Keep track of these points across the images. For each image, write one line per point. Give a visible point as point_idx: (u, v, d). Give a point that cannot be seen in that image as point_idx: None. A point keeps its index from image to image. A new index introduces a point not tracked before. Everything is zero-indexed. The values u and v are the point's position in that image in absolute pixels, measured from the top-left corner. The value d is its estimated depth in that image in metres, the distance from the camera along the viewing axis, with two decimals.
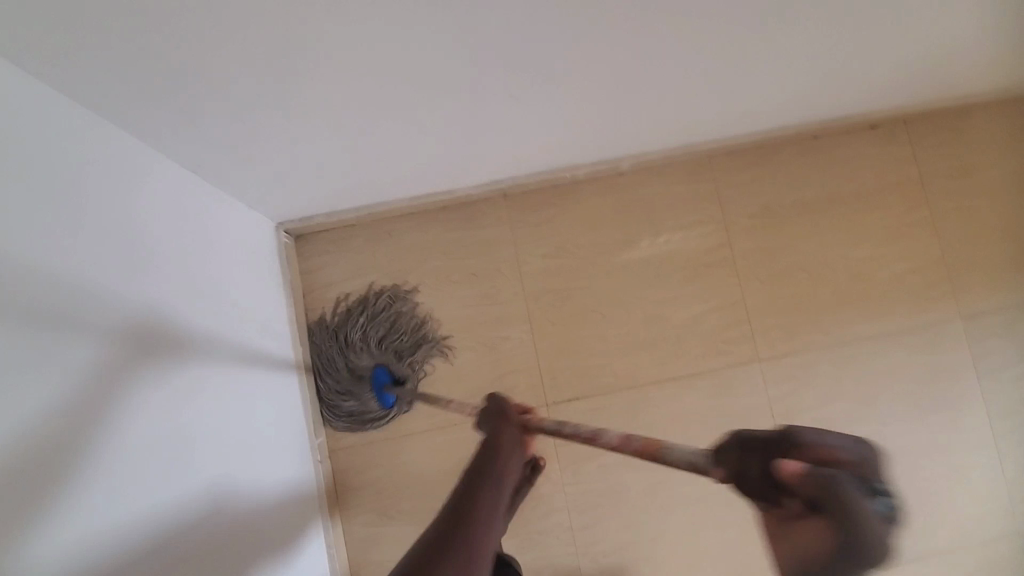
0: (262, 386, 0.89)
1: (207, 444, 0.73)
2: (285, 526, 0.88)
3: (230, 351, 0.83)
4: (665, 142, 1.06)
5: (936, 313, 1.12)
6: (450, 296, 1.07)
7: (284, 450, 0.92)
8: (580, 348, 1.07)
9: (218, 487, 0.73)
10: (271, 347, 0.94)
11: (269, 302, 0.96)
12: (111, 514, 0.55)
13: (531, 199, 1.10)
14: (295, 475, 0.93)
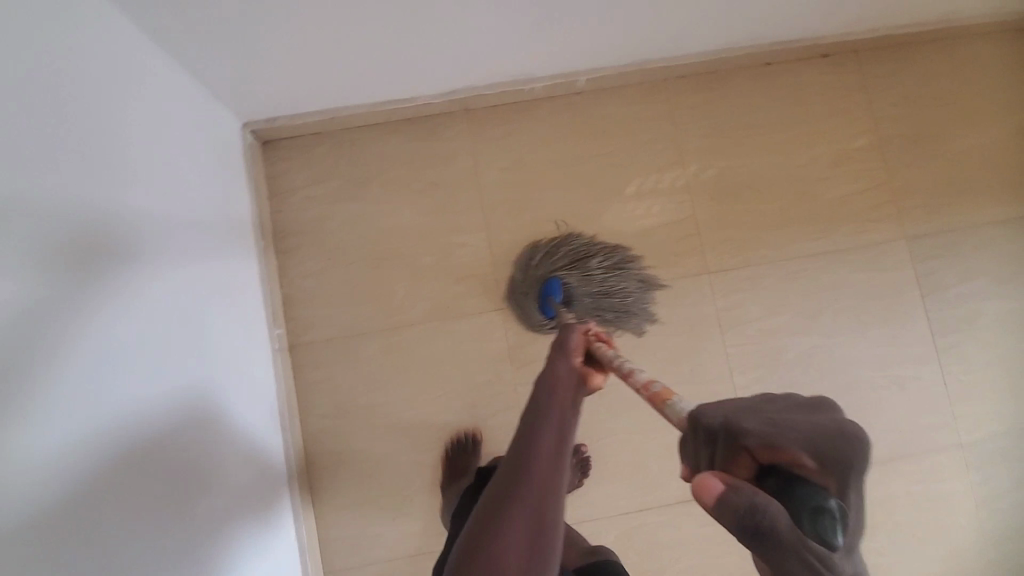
0: (225, 310, 0.90)
1: (175, 383, 0.73)
2: (248, 441, 0.92)
3: (198, 275, 0.83)
4: (618, 60, 1.10)
5: (878, 233, 1.16)
6: (410, 204, 1.12)
7: (242, 373, 0.93)
8: (533, 257, 1.13)
9: (186, 409, 0.75)
10: (231, 262, 0.95)
11: (228, 214, 0.97)
12: (90, 422, 0.57)
13: (491, 115, 1.15)
14: (254, 392, 0.96)
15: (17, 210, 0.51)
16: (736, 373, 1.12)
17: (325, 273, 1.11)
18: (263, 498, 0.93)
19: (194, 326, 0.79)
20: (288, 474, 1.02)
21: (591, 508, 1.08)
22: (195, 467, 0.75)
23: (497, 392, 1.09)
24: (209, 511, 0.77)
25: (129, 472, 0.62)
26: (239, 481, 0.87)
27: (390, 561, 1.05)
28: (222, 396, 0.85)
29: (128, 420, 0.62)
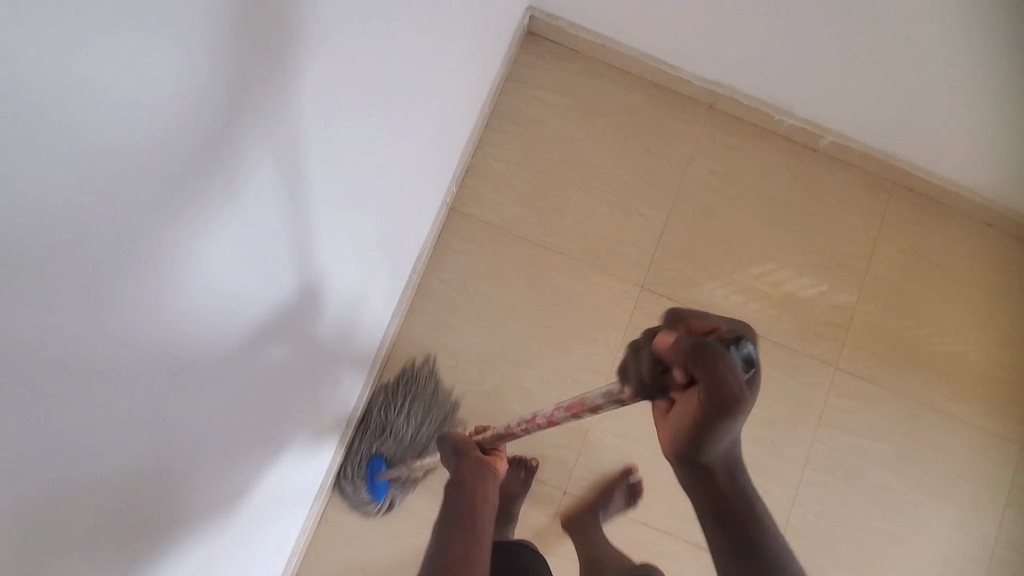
0: (360, 333, 0.93)
1: (314, 309, 0.72)
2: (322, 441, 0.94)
3: (358, 296, 0.87)
4: (871, 140, 1.11)
5: (1002, 426, 1.14)
6: (617, 153, 1.15)
7: (380, 274, 0.93)
8: (694, 260, 1.14)
9: (288, 417, 0.76)
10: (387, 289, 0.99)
11: (412, 242, 1.01)
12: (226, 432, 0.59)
13: (730, 121, 1.17)
14: (351, 386, 0.97)
15: (277, 248, 0.56)
16: (811, 469, 1.10)
17: (516, 167, 1.14)
18: (352, 381, 0.97)
19: (359, 240, 0.78)
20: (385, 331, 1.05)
21: (617, 501, 1.08)
22: (307, 367, 0.77)
23: (595, 355, 1.11)
24: (302, 405, 0.80)
25: (257, 377, 0.62)
26: (303, 470, 0.90)
27: None
28: (331, 368, 0.87)
29: (280, 320, 0.63)
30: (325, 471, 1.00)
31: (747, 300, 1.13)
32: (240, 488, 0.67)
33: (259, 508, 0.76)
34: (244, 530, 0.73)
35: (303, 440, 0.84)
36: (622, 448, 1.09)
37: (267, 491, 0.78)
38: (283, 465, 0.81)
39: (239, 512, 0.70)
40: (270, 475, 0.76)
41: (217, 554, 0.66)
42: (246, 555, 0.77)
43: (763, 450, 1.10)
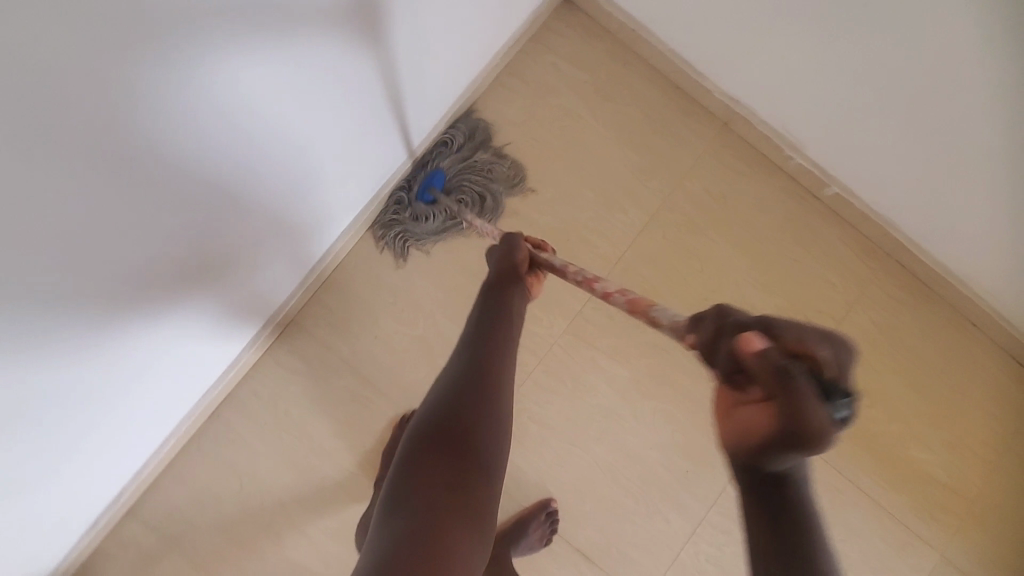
0: (323, 214, 0.93)
1: (289, 132, 0.74)
2: (249, 302, 0.92)
3: (334, 170, 0.88)
4: (873, 203, 1.07)
5: (924, 530, 1.08)
6: (618, 143, 1.12)
7: (325, 187, 0.90)
8: (662, 271, 1.10)
9: (230, 225, 0.76)
10: (356, 196, 0.98)
11: (391, 160, 1.00)
12: (157, 161, 0.59)
13: (740, 145, 1.13)
14: (292, 269, 0.96)
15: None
16: (718, 512, 1.05)
17: (514, 127, 1.11)
18: (271, 283, 0.94)
19: (314, 122, 0.77)
20: (330, 247, 1.02)
21: (513, 483, 1.05)
22: (212, 240, 0.75)
23: (535, 335, 1.08)
24: (224, 278, 0.82)
25: (178, 180, 0.63)
26: (221, 317, 0.89)
27: (344, 364, 1.05)
28: (290, 218, 0.86)
29: (177, 163, 0.61)
30: (225, 365, 0.98)
31: None
32: (87, 324, 0.66)
33: (115, 362, 0.75)
34: (90, 375, 0.72)
35: (192, 319, 0.83)
36: (533, 435, 1.06)
37: (132, 350, 0.76)
38: (159, 333, 0.79)
39: (83, 351, 0.68)
40: (137, 334, 0.75)
41: (92, 327, 0.67)
42: (91, 407, 0.76)
43: (674, 478, 1.06)
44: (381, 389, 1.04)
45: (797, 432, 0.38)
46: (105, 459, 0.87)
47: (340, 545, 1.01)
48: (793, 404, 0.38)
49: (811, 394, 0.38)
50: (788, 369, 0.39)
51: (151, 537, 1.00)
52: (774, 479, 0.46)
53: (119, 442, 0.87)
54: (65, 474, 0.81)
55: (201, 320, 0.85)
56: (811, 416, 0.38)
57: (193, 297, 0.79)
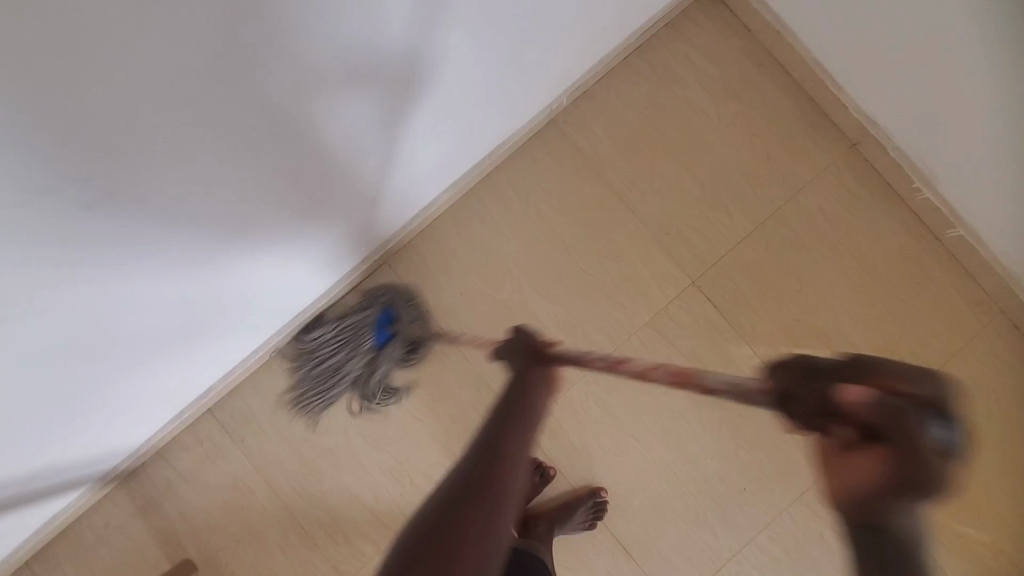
0: (436, 159, 0.96)
1: (428, 72, 0.77)
2: (354, 232, 0.96)
3: (457, 117, 0.91)
4: (998, 253, 1.00)
5: None
6: (736, 145, 1.09)
7: (443, 136, 0.92)
8: (755, 283, 1.07)
9: (355, 150, 0.80)
10: (468, 150, 1.00)
11: (507, 120, 1.02)
12: (312, 76, 0.63)
13: (863, 168, 1.08)
14: (396, 209, 1.00)
15: None
16: (767, 535, 1.03)
17: (632, 111, 1.09)
18: (375, 220, 0.98)
19: (451, 66, 0.80)
20: (433, 200, 1.05)
21: (567, 462, 1.06)
22: (331, 166, 0.79)
23: (614, 322, 1.07)
24: (338, 200, 0.87)
25: (325, 96, 0.67)
26: (326, 241, 0.93)
27: (426, 313, 1.08)
28: (407, 156, 0.90)
29: (331, 75, 0.65)
30: (319, 293, 1.03)
31: (788, 345, 1.06)
32: (214, 216, 0.70)
33: (226, 262, 0.80)
34: (203, 267, 0.77)
35: (302, 237, 0.87)
36: (595, 420, 1.06)
37: (244, 253, 0.81)
38: (269, 244, 0.83)
39: (204, 242, 0.73)
40: (251, 238, 0.79)
41: (221, 223, 0.73)
42: (198, 299, 0.82)
43: (729, 492, 1.04)
44: (456, 342, 1.08)
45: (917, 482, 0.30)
46: (201, 357, 0.94)
47: (392, 483, 1.05)
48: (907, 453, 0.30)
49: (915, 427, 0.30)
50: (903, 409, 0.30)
51: (222, 437, 1.06)
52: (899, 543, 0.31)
53: (216, 342, 0.94)
54: (167, 358, 0.87)
55: (309, 239, 0.89)
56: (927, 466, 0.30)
57: (310, 211, 0.84)
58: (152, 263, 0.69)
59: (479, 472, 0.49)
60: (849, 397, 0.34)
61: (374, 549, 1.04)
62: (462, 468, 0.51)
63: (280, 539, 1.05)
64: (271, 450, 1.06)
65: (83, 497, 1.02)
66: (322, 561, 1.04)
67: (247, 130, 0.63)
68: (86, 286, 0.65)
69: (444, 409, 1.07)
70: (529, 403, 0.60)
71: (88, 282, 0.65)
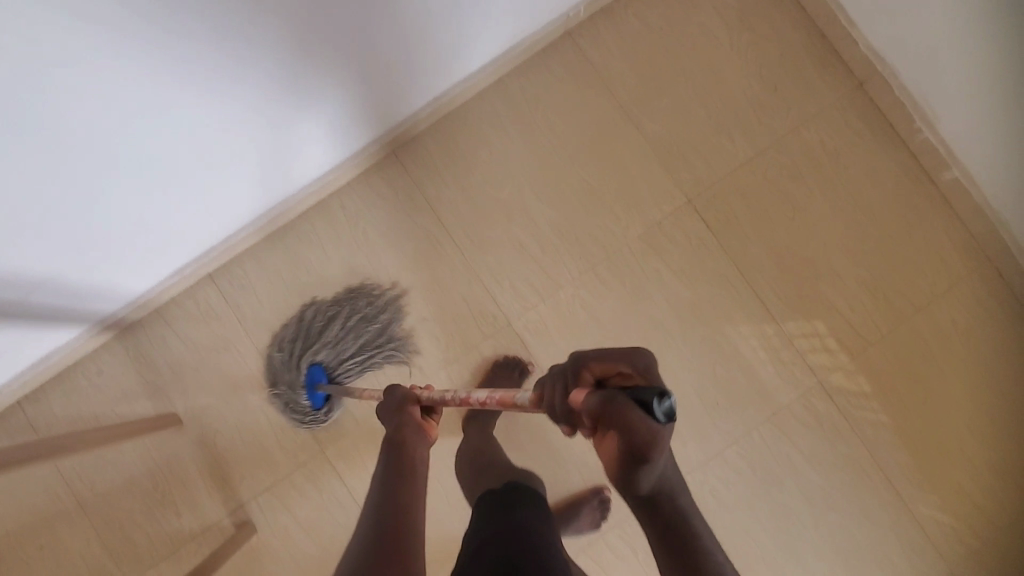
0: (460, 48, 1.00)
1: None
2: (371, 109, 1.00)
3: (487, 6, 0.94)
4: (992, 196, 1.02)
5: (935, 535, 1.05)
6: (746, 72, 1.11)
7: (469, 24, 0.96)
8: (749, 207, 1.10)
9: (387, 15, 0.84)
10: (487, 45, 1.04)
11: (527, 20, 1.04)
12: None
13: (870, 107, 1.10)
14: (413, 94, 1.03)
15: None
16: (734, 450, 1.05)
17: (649, 30, 1.12)
18: (393, 99, 1.01)
19: None
20: (446, 90, 1.08)
21: (546, 359, 1.08)
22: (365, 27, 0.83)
23: (607, 230, 1.10)
24: (364, 68, 0.90)
25: None
26: (342, 111, 0.97)
27: (425, 204, 1.11)
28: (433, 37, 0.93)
29: None
30: (328, 166, 1.07)
31: (774, 269, 1.09)
32: (250, 36, 0.73)
33: (252, 96, 0.83)
34: (230, 95, 0.80)
35: (324, 95, 0.90)
36: (578, 321, 1.09)
37: (271, 93, 0.84)
38: (294, 92, 0.86)
39: (237, 63, 0.76)
40: (279, 76, 0.82)
41: (249, 57, 0.76)
42: (219, 131, 0.85)
43: (701, 404, 1.06)
44: (452, 236, 1.10)
45: (637, 450, 0.40)
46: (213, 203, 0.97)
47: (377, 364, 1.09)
48: (621, 423, 0.39)
49: (629, 407, 0.39)
50: (613, 397, 0.40)
51: (219, 301, 1.10)
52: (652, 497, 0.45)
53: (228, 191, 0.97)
54: (181, 191, 0.91)
55: (329, 103, 0.93)
56: (638, 430, 0.39)
57: (337, 72, 0.88)
58: (183, 69, 0.72)
59: (396, 531, 0.55)
60: (614, 396, 0.40)
61: (354, 423, 1.08)
62: (381, 523, 0.57)
63: (263, 404, 1.09)
64: (265, 318, 1.10)
65: (82, 339, 1.06)
66: (303, 429, 1.08)
67: None
68: (122, 77, 0.68)
69: (435, 299, 1.10)
70: (413, 485, 0.63)
71: (121, 72, 0.68)
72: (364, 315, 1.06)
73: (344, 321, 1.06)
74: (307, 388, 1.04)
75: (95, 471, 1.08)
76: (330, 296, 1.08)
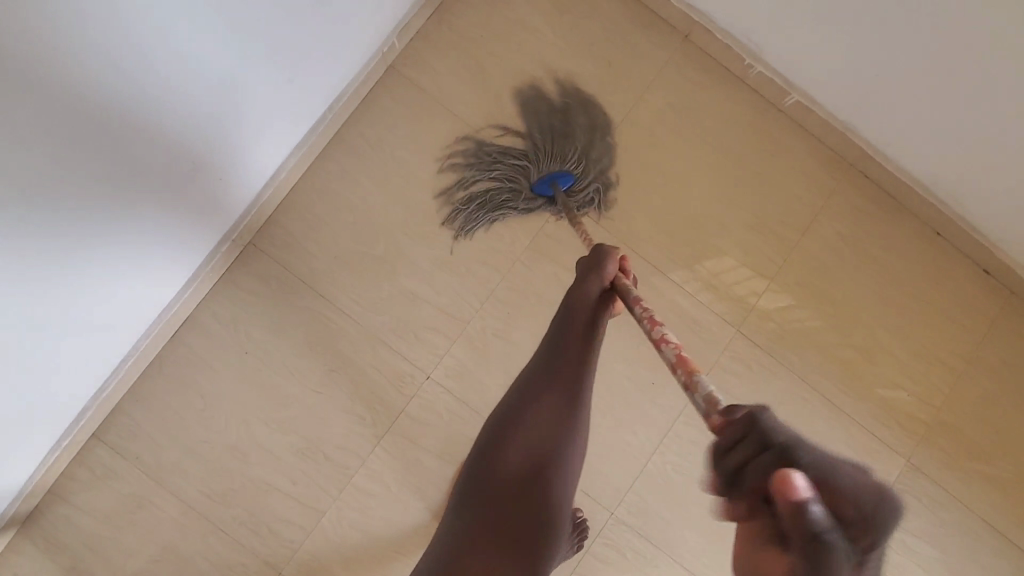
0: (274, 133, 0.94)
1: (209, 96, 0.78)
2: (203, 221, 0.93)
3: (278, 90, 0.89)
4: (831, 109, 1.06)
5: (890, 435, 1.07)
6: (576, 56, 1.10)
7: (270, 113, 0.91)
8: (622, 186, 1.10)
9: (157, 183, 0.80)
10: (303, 113, 0.98)
11: (337, 72, 0.99)
12: (65, 141, 0.64)
13: (700, 56, 1.11)
14: (244, 194, 0.97)
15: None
16: (682, 422, 1.05)
17: (470, 43, 1.10)
18: (220, 202, 0.93)
19: (234, 81, 0.80)
20: (281, 169, 1.02)
21: (477, 399, 1.04)
22: (137, 202, 0.79)
23: (495, 252, 1.07)
24: (165, 222, 0.86)
25: (88, 146, 0.67)
26: (167, 262, 0.92)
27: (303, 284, 1.05)
28: (232, 155, 0.89)
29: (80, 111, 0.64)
30: (180, 285, 0.98)
31: (664, 238, 1.10)
32: (10, 258, 0.66)
33: (50, 295, 0.75)
34: (41, 326, 0.77)
35: (130, 256, 0.84)
36: (495, 350, 1.05)
37: (70, 281, 0.77)
38: (97, 238, 0.77)
39: (15, 286, 0.69)
40: (65, 255, 0.73)
41: (35, 288, 0.72)
42: (38, 343, 0.78)
43: (638, 388, 1.06)
44: (342, 308, 1.05)
45: None
46: (64, 373, 0.87)
47: (306, 463, 1.02)
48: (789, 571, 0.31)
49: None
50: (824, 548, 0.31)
51: (117, 460, 1.01)
52: None
53: (75, 355, 0.87)
54: (22, 382, 0.80)
55: (147, 263, 0.88)
56: None
57: (134, 247, 0.83)
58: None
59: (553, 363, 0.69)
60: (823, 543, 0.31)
61: (302, 532, 1.01)
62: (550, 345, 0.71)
63: (201, 548, 1.00)
64: (174, 458, 1.01)
65: None
66: (251, 559, 1.00)
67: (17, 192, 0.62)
68: None
69: (346, 377, 1.04)
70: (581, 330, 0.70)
71: None
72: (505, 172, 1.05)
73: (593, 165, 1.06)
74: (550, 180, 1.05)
75: None
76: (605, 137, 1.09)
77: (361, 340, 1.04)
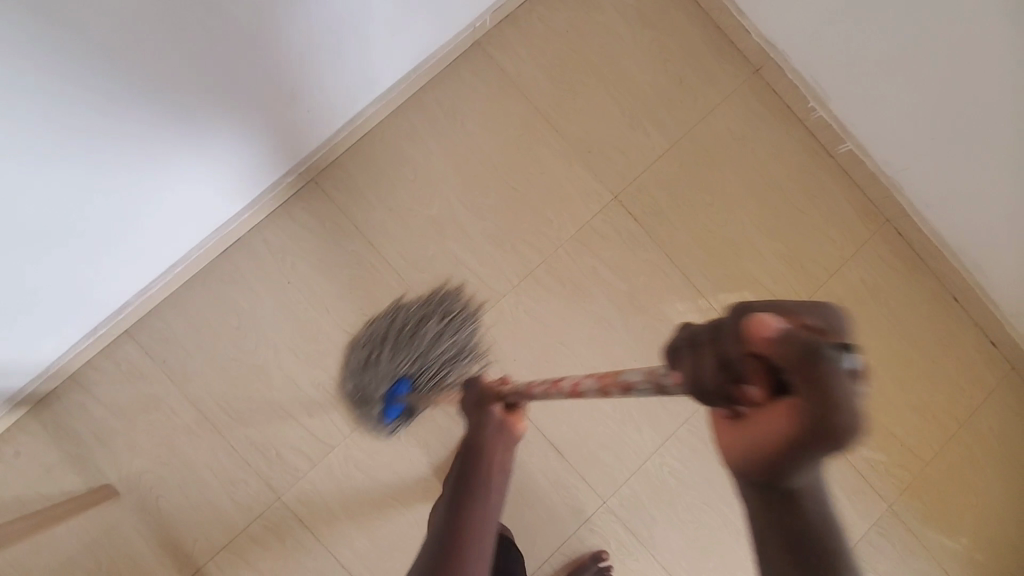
0: (365, 77, 0.99)
1: (331, 25, 0.84)
2: (282, 146, 0.97)
3: (383, 36, 0.94)
4: (881, 163, 1.12)
5: (877, 478, 1.13)
6: (652, 67, 1.15)
7: (368, 57, 0.95)
8: (672, 197, 1.15)
9: (264, 95, 0.85)
10: (394, 67, 1.02)
11: (433, 36, 1.04)
12: (216, 33, 0.69)
13: (768, 91, 1.17)
14: (322, 129, 1.01)
15: None
16: (687, 429, 1.10)
17: (555, 35, 1.14)
18: (302, 130, 0.98)
19: (355, 16, 0.86)
20: (358, 114, 1.06)
21: (498, 370, 1.08)
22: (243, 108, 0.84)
23: (542, 234, 1.12)
24: (255, 135, 0.90)
25: (230, 44, 0.72)
26: (243, 175, 0.96)
27: (354, 229, 1.08)
28: (327, 87, 0.94)
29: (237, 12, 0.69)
30: (243, 203, 1.01)
31: (702, 253, 1.14)
32: (128, 122, 0.71)
33: (144, 170, 0.80)
34: (128, 197, 0.81)
35: (219, 157, 0.88)
36: (524, 327, 1.10)
37: (164, 162, 0.81)
38: (201, 133, 0.82)
39: (121, 150, 0.74)
40: (171, 135, 0.78)
41: (137, 158, 0.77)
42: (119, 215, 0.82)
43: None
44: (386, 258, 1.09)
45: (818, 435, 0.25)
46: (122, 258, 0.90)
47: (324, 398, 1.05)
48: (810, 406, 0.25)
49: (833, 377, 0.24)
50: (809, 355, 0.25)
51: (143, 359, 1.03)
52: (795, 493, 0.31)
53: (141, 240, 0.90)
54: (83, 254, 0.83)
55: (228, 170, 0.92)
56: (842, 411, 0.24)
57: (226, 149, 0.88)
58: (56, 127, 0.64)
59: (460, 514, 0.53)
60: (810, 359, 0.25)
61: (309, 463, 1.04)
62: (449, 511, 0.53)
63: (208, 459, 1.03)
64: (200, 369, 1.04)
65: None
66: (255, 478, 1.03)
67: (161, 64, 0.67)
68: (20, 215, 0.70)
69: (378, 324, 1.07)
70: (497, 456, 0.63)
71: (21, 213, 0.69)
72: (439, 328, 1.05)
73: (433, 335, 1.04)
74: (387, 398, 1.03)
75: (25, 559, 0.98)
76: (418, 298, 1.07)
77: (399, 292, 1.08)
